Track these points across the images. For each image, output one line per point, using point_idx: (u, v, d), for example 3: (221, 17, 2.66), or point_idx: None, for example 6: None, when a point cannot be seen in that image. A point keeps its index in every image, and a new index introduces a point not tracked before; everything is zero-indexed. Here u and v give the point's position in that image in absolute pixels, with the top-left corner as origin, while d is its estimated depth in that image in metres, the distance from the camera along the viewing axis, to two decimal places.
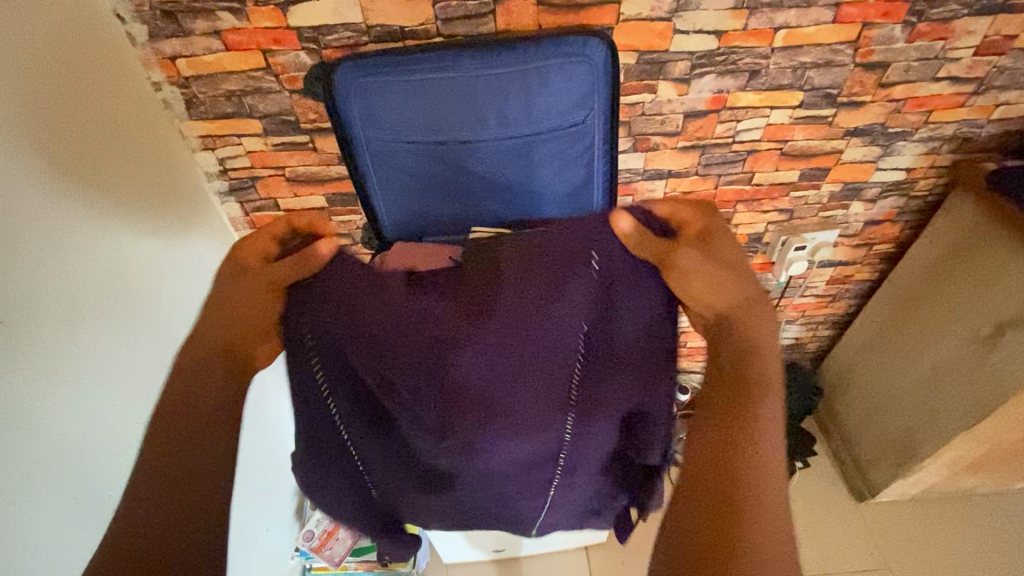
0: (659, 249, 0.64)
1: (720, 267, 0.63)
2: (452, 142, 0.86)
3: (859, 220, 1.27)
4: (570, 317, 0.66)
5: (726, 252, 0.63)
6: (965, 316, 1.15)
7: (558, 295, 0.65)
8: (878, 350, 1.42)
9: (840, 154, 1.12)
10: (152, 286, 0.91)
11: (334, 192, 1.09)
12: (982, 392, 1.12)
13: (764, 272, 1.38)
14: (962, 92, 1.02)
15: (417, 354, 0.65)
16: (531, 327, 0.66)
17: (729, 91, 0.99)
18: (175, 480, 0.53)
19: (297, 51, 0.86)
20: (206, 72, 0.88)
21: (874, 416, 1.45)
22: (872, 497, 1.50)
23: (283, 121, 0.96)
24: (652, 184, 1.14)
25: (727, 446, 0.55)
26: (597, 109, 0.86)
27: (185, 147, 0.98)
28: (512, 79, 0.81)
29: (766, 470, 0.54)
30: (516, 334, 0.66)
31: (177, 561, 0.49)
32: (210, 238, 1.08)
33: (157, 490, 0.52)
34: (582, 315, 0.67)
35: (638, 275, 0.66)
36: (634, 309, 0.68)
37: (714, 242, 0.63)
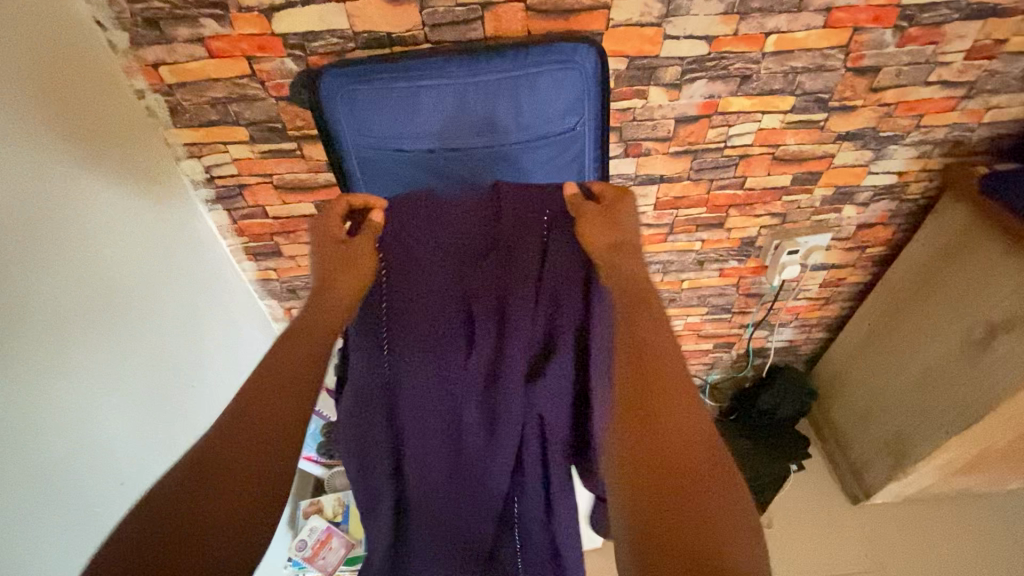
0: (579, 208, 0.69)
1: (620, 229, 0.68)
2: (441, 150, 0.85)
3: (852, 223, 1.27)
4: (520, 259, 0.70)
5: (624, 220, 0.69)
6: (957, 318, 1.15)
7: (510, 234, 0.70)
8: (870, 353, 1.41)
9: (832, 158, 1.12)
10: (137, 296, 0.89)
11: (322, 199, 1.07)
12: (974, 394, 1.11)
13: (757, 275, 1.38)
14: (953, 96, 1.02)
15: (406, 285, 0.72)
16: (488, 263, 0.71)
17: (720, 97, 0.98)
18: (234, 472, 0.55)
19: (282, 58, 0.85)
20: (190, 80, 0.87)
21: (867, 418, 1.45)
22: (865, 499, 1.49)
23: (270, 128, 0.94)
24: (644, 189, 1.14)
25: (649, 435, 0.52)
26: (588, 116, 0.85)
27: (170, 155, 0.97)
28: (501, 86, 0.80)
29: (686, 428, 0.52)
30: (475, 271, 0.71)
31: (232, 550, 0.52)
32: (197, 246, 1.06)
33: (218, 481, 0.54)
34: (533, 261, 0.70)
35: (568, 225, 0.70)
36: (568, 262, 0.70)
37: (619, 211, 0.69)
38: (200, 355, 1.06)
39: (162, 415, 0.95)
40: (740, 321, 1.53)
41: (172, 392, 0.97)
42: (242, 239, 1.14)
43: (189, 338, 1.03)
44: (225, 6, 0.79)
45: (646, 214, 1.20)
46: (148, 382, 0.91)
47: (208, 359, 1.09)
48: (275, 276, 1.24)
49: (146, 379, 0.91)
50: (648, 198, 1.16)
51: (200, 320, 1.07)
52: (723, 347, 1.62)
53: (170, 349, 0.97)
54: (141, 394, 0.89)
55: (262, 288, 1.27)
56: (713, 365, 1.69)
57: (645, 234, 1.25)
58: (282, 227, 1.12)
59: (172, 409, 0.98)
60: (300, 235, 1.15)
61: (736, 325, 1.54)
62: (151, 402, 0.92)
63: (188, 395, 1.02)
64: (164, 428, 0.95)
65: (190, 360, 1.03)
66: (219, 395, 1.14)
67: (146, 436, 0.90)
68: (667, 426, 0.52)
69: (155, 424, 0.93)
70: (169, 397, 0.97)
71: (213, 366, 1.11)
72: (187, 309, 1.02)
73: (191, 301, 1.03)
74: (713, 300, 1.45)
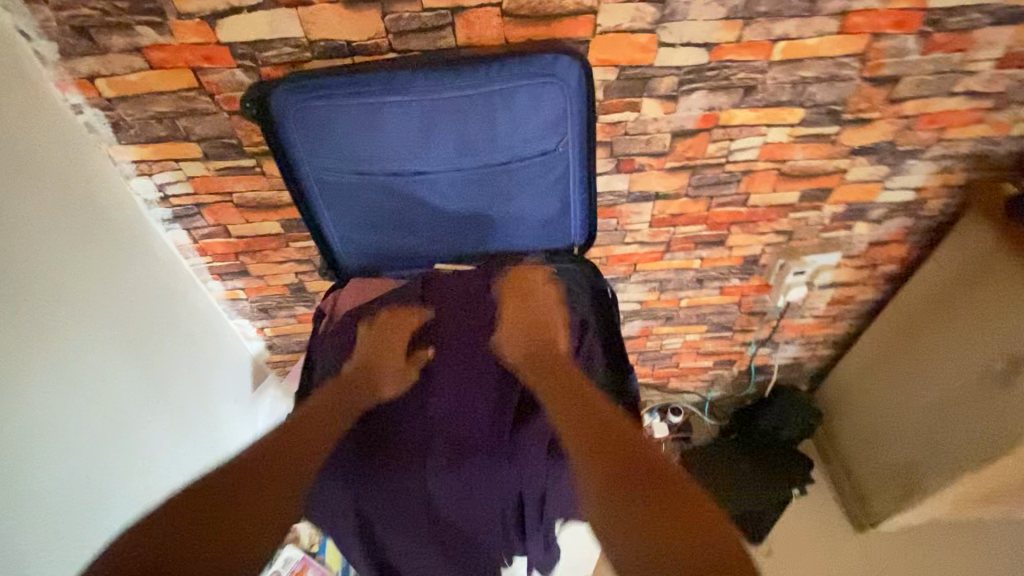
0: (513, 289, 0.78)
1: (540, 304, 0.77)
2: (408, 173, 0.78)
3: (863, 241, 1.17)
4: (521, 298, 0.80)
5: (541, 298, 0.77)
6: (976, 347, 1.05)
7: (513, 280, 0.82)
8: (878, 375, 1.32)
9: (844, 173, 1.02)
10: (73, 330, 0.80)
11: (288, 217, 0.99)
12: (995, 430, 1.02)
13: (760, 294, 1.29)
14: (978, 107, 0.92)
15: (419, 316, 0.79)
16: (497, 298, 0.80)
17: (721, 109, 0.89)
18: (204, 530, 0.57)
19: (232, 69, 0.77)
20: (131, 93, 0.79)
21: (873, 444, 1.35)
22: (872, 528, 1.40)
23: (224, 144, 0.86)
24: (638, 206, 1.05)
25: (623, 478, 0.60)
26: (571, 134, 0.76)
27: (117, 173, 0.89)
28: (472, 103, 0.72)
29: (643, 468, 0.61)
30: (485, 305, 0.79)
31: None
32: (154, 269, 0.99)
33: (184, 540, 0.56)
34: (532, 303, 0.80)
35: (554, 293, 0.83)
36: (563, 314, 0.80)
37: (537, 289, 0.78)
38: (165, 385, 1.00)
39: (120, 454, 0.89)
40: (742, 339, 1.44)
41: (133, 429, 0.92)
42: (206, 258, 1.07)
43: (148, 370, 0.96)
44: (162, 13, 0.70)
45: (641, 232, 1.11)
46: (101, 422, 0.86)
47: (175, 389, 1.03)
48: (244, 295, 1.16)
49: (98, 419, 0.85)
50: (643, 215, 1.07)
51: (164, 348, 1.00)
52: (723, 364, 1.54)
53: (128, 386, 0.91)
54: (92, 434, 0.84)
55: (231, 307, 1.19)
56: (713, 383, 1.61)
57: (640, 252, 1.16)
58: (247, 246, 1.05)
59: (132, 448, 0.92)
60: (267, 255, 1.07)
61: (738, 344, 1.46)
62: (104, 441, 0.86)
63: (152, 431, 0.97)
64: (124, 469, 0.90)
65: (152, 393, 0.97)
66: (189, 425, 1.06)
67: (100, 477, 0.85)
68: (633, 461, 0.61)
69: (111, 464, 0.87)
70: (129, 434, 0.91)
71: (180, 395, 1.04)
72: (145, 337, 0.95)
73: (149, 328, 0.96)
74: (713, 318, 1.37)
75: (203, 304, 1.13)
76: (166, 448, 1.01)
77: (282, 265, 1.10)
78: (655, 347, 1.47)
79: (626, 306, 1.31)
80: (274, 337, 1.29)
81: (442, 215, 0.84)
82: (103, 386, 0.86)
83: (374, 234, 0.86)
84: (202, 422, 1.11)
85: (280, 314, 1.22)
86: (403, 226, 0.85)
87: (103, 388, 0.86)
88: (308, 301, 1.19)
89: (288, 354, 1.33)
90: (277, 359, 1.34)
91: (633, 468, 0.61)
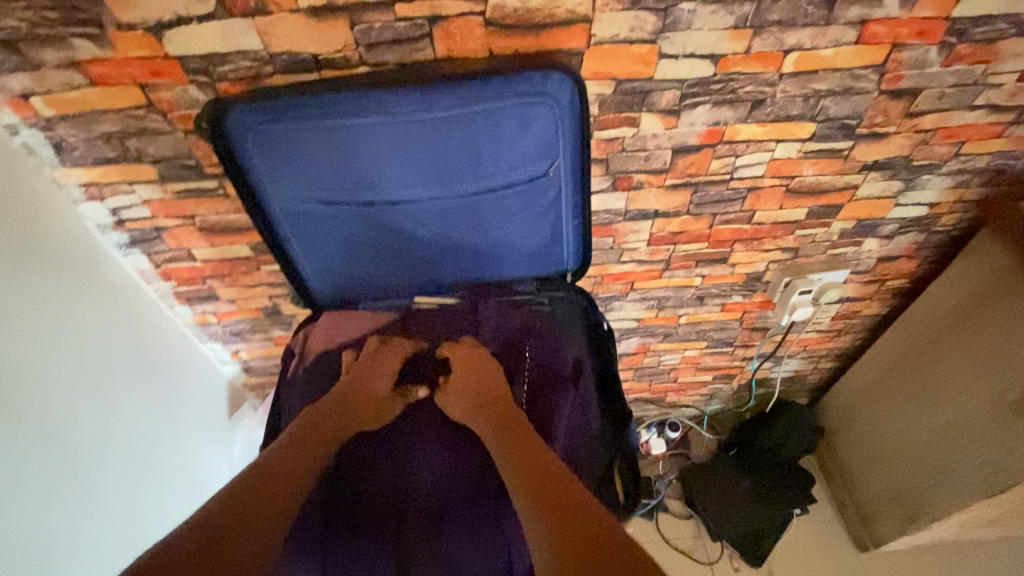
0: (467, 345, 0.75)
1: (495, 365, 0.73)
2: (383, 202, 0.71)
3: (872, 257, 1.11)
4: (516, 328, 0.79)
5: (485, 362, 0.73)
6: (989, 373, 0.99)
7: (510, 309, 0.80)
8: (883, 394, 1.27)
9: (855, 189, 0.96)
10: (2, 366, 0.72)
11: (257, 240, 0.92)
12: (1004, 459, 0.97)
13: (762, 310, 1.23)
14: (1000, 121, 0.85)
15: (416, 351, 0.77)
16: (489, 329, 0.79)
17: (726, 124, 0.82)
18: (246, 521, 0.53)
19: (185, 85, 0.69)
20: (74, 112, 0.71)
21: (877, 464, 1.30)
22: (874, 548, 1.35)
23: (182, 165, 0.78)
24: (636, 224, 0.99)
25: (559, 524, 0.50)
26: (563, 157, 0.70)
27: (65, 198, 0.81)
28: (452, 126, 0.65)
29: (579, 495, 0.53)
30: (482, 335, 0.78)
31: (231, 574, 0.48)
32: (114, 297, 0.92)
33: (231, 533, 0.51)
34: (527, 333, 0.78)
35: (554, 326, 0.79)
36: (564, 344, 0.77)
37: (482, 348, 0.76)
38: (130, 407, 0.94)
39: (69, 500, 0.81)
40: (743, 354, 1.38)
41: (92, 476, 0.85)
42: (171, 283, 0.99)
43: (108, 407, 0.89)
44: (100, 25, 0.62)
45: (639, 249, 1.05)
46: (52, 474, 0.79)
47: (142, 422, 0.96)
48: (215, 319, 1.09)
49: (49, 470, 0.78)
50: (641, 233, 1.01)
51: (129, 379, 0.94)
52: (722, 379, 1.48)
53: (85, 430, 0.84)
54: (42, 488, 0.77)
55: (203, 331, 1.12)
56: (712, 397, 1.56)
57: (637, 270, 1.10)
58: (215, 270, 0.97)
59: (93, 496, 0.86)
60: (238, 278, 1.00)
61: (738, 359, 1.40)
62: (58, 493, 0.80)
63: (116, 473, 0.90)
64: (83, 519, 0.84)
65: (114, 433, 0.90)
66: (161, 458, 1.01)
67: (53, 533, 0.79)
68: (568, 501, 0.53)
69: (67, 516, 0.81)
70: (88, 482, 0.85)
71: (149, 428, 0.98)
72: (102, 354, 0.88)
73: (110, 361, 0.90)
74: (713, 334, 1.30)
75: (170, 329, 1.06)
76: (134, 488, 0.94)
77: (255, 288, 1.02)
78: (652, 363, 1.41)
79: (624, 324, 1.25)
80: (251, 360, 1.21)
81: (422, 245, 0.77)
82: (38, 428, 0.77)
83: (349, 265, 0.79)
84: (174, 453, 1.05)
85: (256, 337, 1.15)
86: (380, 257, 0.78)
87: (38, 430, 0.77)
88: (284, 323, 1.12)
89: (267, 376, 1.26)
90: (255, 381, 1.28)
91: (568, 513, 0.51)
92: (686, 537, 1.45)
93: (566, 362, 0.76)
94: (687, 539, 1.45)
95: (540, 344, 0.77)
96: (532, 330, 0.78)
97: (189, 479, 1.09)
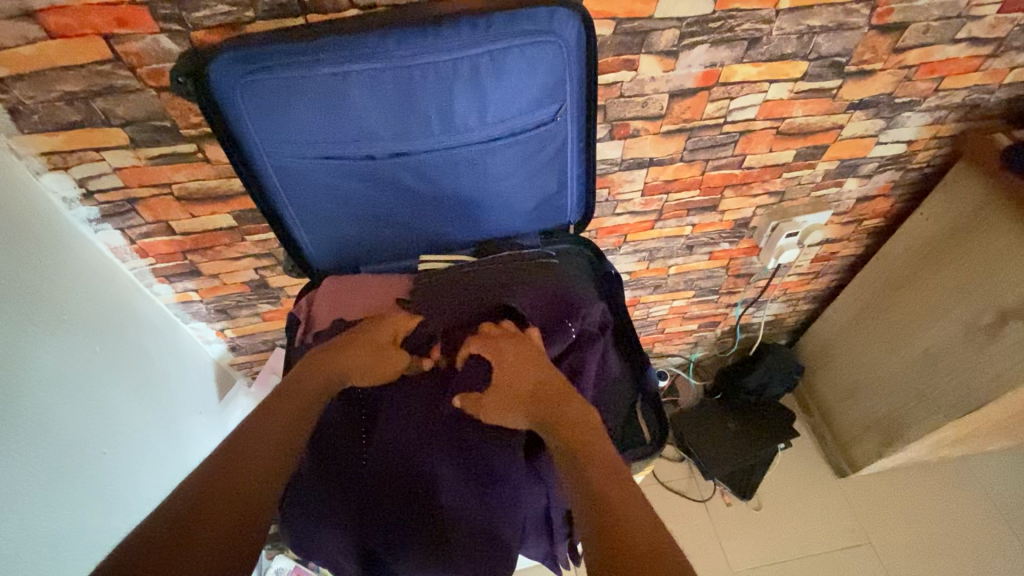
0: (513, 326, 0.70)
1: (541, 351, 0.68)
2: (386, 156, 0.68)
3: (852, 198, 1.14)
4: (544, 291, 0.74)
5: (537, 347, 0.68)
6: (962, 300, 1.06)
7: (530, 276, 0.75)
8: (858, 329, 1.33)
9: (840, 129, 0.97)
10: None
11: (241, 208, 0.87)
12: (977, 378, 1.04)
13: (748, 256, 1.26)
14: (978, 55, 0.87)
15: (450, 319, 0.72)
16: (520, 290, 0.74)
17: (723, 65, 0.81)
18: (231, 475, 0.52)
19: (155, 35, 0.63)
20: (30, 71, 0.64)
21: (855, 395, 1.38)
22: (852, 472, 1.45)
23: (156, 128, 0.73)
24: (631, 174, 0.98)
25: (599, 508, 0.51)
26: (570, 99, 0.68)
27: (24, 169, 0.75)
28: (457, 69, 0.62)
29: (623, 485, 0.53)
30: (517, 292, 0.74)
31: (221, 524, 0.48)
32: (88, 276, 0.86)
33: (220, 491, 0.50)
34: (556, 295, 0.74)
35: (577, 292, 0.75)
36: (592, 312, 0.74)
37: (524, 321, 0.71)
38: (108, 388, 0.87)
39: (52, 492, 0.75)
40: (728, 301, 1.41)
41: (86, 461, 0.82)
42: (148, 259, 0.94)
43: (96, 391, 0.85)
44: None
45: (632, 201, 1.05)
46: (46, 467, 0.75)
47: (132, 408, 0.93)
48: (198, 297, 1.04)
49: (42, 462, 0.74)
50: (636, 183, 1.01)
51: (114, 363, 0.89)
52: (707, 327, 1.52)
53: (73, 420, 0.80)
54: (35, 482, 0.73)
55: (184, 310, 1.07)
56: (697, 345, 1.61)
57: (630, 222, 1.10)
58: (195, 243, 0.92)
59: (90, 488, 0.82)
60: (220, 251, 0.95)
61: (723, 306, 1.43)
62: (54, 486, 0.76)
63: (110, 462, 0.87)
64: (84, 513, 0.81)
65: (102, 419, 0.86)
66: (153, 444, 0.97)
67: (53, 529, 0.75)
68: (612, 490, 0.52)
69: (65, 510, 0.78)
70: (81, 472, 0.81)
71: (142, 415, 0.95)
72: (79, 335, 0.83)
73: (92, 344, 0.85)
74: (700, 283, 1.33)
75: (150, 310, 1.01)
76: (131, 474, 0.92)
77: (239, 260, 0.98)
78: (641, 315, 1.44)
79: None
80: (237, 338, 1.17)
81: (426, 200, 0.74)
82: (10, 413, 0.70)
83: (350, 225, 0.77)
84: (167, 437, 1.01)
85: (241, 313, 1.11)
86: (383, 215, 0.76)
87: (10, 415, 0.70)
88: (272, 297, 1.08)
89: (254, 353, 1.23)
90: (243, 359, 1.24)
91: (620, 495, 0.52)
92: (680, 478, 1.51)
93: (597, 330, 0.74)
94: (681, 481, 1.51)
95: (571, 311, 0.72)
96: (562, 295, 0.73)
97: (177, 457, 1.04)
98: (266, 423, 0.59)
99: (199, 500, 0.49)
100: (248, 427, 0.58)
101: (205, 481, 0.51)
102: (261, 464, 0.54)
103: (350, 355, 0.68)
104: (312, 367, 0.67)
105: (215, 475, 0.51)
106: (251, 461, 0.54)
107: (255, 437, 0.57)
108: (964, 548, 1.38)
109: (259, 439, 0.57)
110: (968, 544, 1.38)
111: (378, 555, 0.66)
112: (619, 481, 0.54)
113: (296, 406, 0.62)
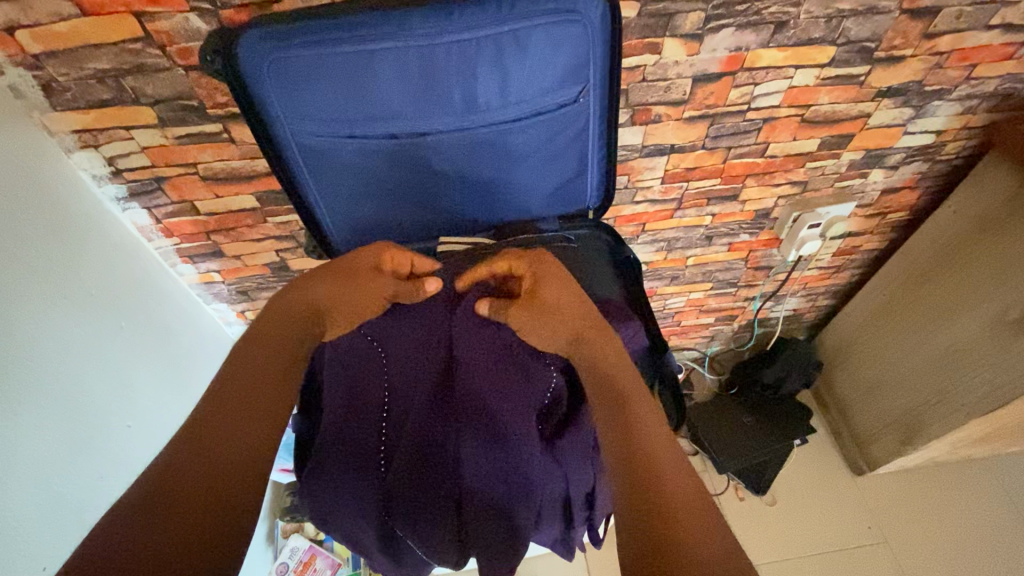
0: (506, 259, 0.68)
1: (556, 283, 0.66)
2: (408, 136, 0.68)
3: (876, 189, 1.11)
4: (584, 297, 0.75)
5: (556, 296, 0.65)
6: (989, 296, 1.03)
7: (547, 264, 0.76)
8: (880, 326, 1.31)
9: (868, 118, 0.95)
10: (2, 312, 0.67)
11: (264, 189, 0.88)
12: (999, 374, 1.02)
13: (768, 248, 1.24)
14: (1013, 42, 0.85)
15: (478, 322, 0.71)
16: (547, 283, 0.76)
17: (748, 49, 0.80)
18: (239, 417, 0.56)
19: (185, 14, 0.64)
20: (63, 48, 0.65)
21: (875, 391, 1.36)
22: (869, 471, 1.43)
23: (183, 107, 0.74)
24: (651, 161, 0.98)
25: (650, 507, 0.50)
26: (594, 79, 0.68)
27: (56, 146, 0.77)
28: (481, 48, 0.62)
29: (682, 486, 0.52)
30: None
31: (222, 458, 0.52)
32: (113, 252, 0.87)
33: (222, 430, 0.54)
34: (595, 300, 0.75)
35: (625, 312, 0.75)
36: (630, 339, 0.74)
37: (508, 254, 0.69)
38: (132, 365, 0.90)
39: (76, 458, 0.77)
40: (746, 294, 1.40)
41: (113, 430, 0.85)
42: (173, 239, 0.95)
43: (121, 364, 0.87)
44: None
45: (652, 189, 1.04)
46: (74, 434, 0.77)
47: (157, 381, 0.95)
48: (219, 278, 1.06)
49: (65, 432, 0.76)
50: (656, 171, 1.00)
51: (139, 341, 0.92)
52: (724, 320, 1.50)
53: (96, 391, 0.82)
54: (61, 449, 0.75)
55: (206, 291, 1.09)
56: (713, 338, 1.59)
57: (649, 211, 1.09)
58: (218, 223, 0.94)
59: (113, 458, 0.84)
60: (243, 232, 0.96)
61: (741, 300, 1.42)
62: (79, 454, 0.78)
63: (135, 434, 0.90)
64: (108, 480, 0.83)
65: (123, 389, 0.88)
66: (173, 418, 0.99)
67: (77, 494, 0.77)
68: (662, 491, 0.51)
69: (88, 480, 0.80)
70: (106, 441, 0.83)
71: (164, 391, 0.97)
72: (105, 307, 0.84)
73: (119, 323, 0.87)
74: (718, 275, 1.32)
75: (173, 289, 1.03)
76: (155, 446, 0.94)
77: (261, 243, 0.99)
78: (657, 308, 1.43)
79: None
80: None
81: (447, 182, 0.75)
82: (32, 381, 0.71)
83: (372, 206, 0.77)
84: (188, 413, 1.04)
85: (262, 296, 1.12)
86: (407, 199, 0.77)
87: (33, 382, 0.71)
88: (292, 280, 1.09)
89: None
90: None
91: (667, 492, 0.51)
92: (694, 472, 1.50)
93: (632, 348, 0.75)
94: None
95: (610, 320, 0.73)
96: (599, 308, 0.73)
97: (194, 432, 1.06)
98: (251, 365, 0.61)
99: (190, 462, 0.51)
100: (231, 378, 0.59)
101: (206, 418, 0.55)
102: (259, 414, 0.58)
103: (322, 287, 0.68)
104: (285, 316, 0.67)
105: (218, 410, 0.56)
106: (228, 435, 0.54)
107: (231, 406, 0.57)
108: (982, 550, 1.35)
109: (261, 389, 0.60)
110: (988, 545, 1.35)
111: (394, 528, 0.68)
112: (674, 471, 0.53)
113: (280, 356, 0.64)
